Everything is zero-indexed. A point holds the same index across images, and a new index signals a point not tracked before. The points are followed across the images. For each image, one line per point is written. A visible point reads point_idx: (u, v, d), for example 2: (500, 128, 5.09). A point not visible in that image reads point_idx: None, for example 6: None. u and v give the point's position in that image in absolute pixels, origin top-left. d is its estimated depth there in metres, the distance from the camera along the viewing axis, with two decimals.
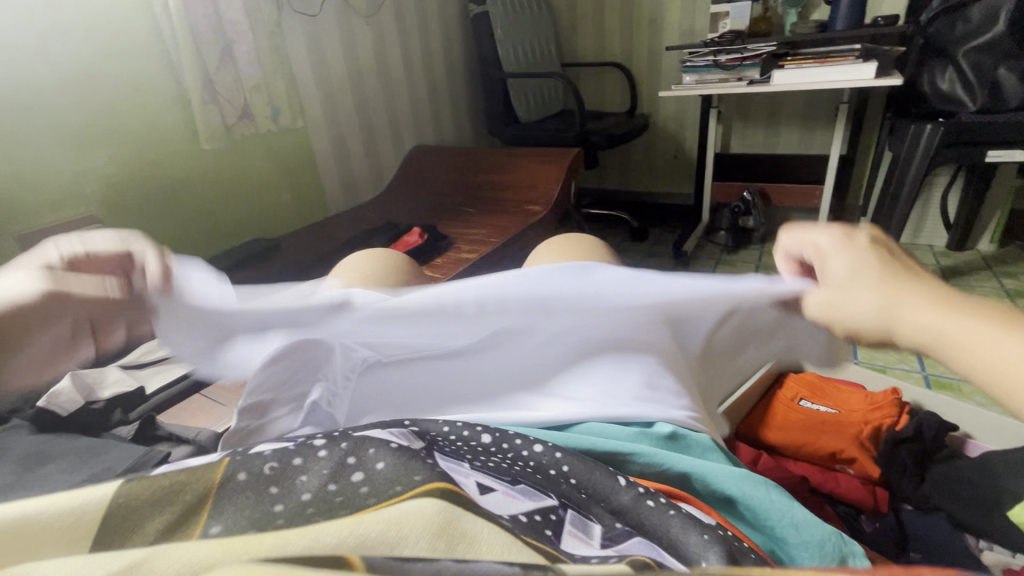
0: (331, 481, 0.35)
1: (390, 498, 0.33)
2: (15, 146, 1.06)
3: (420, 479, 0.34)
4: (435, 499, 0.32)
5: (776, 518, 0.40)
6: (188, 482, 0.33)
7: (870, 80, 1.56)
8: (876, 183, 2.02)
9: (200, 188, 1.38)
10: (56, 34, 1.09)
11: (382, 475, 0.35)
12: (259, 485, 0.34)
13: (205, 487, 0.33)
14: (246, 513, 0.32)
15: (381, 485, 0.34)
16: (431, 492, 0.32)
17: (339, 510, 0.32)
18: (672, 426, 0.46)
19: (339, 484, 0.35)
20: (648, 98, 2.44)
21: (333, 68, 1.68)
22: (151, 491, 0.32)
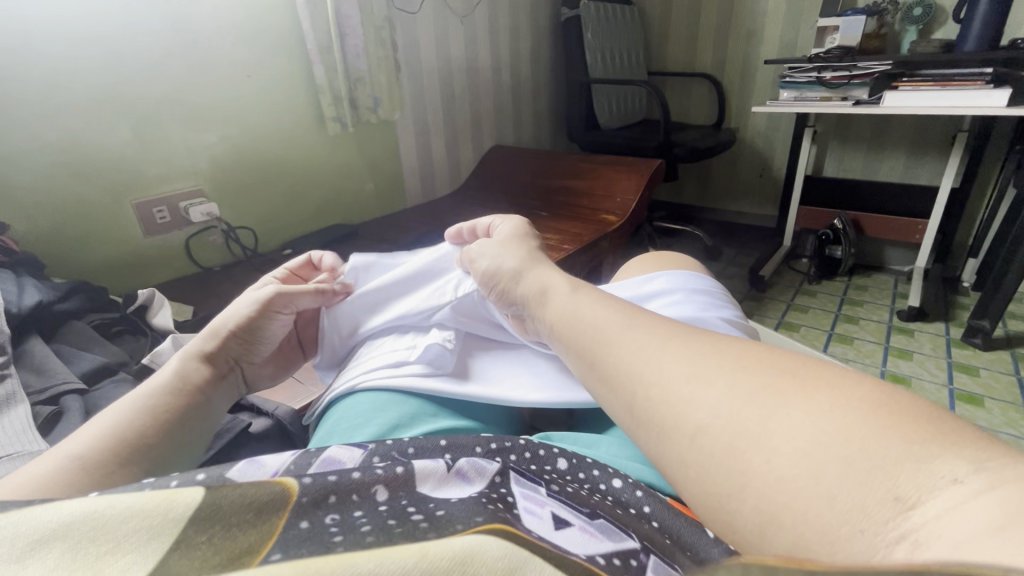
0: (390, 519, 0.33)
1: (450, 532, 0.32)
2: (144, 124, 1.16)
3: (479, 520, 0.33)
4: (499, 540, 0.30)
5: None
6: (255, 521, 0.31)
7: (1001, 109, 1.40)
8: (995, 223, 1.81)
9: (296, 173, 1.47)
10: (186, 21, 1.18)
11: (442, 517, 0.34)
12: (319, 531, 0.31)
13: (269, 528, 0.31)
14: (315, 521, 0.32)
15: (441, 523, 0.33)
16: (493, 533, 0.31)
17: (397, 534, 0.32)
18: None
19: (399, 520, 0.33)
20: (738, 112, 2.33)
21: (426, 64, 1.72)
22: (234, 513, 0.30)
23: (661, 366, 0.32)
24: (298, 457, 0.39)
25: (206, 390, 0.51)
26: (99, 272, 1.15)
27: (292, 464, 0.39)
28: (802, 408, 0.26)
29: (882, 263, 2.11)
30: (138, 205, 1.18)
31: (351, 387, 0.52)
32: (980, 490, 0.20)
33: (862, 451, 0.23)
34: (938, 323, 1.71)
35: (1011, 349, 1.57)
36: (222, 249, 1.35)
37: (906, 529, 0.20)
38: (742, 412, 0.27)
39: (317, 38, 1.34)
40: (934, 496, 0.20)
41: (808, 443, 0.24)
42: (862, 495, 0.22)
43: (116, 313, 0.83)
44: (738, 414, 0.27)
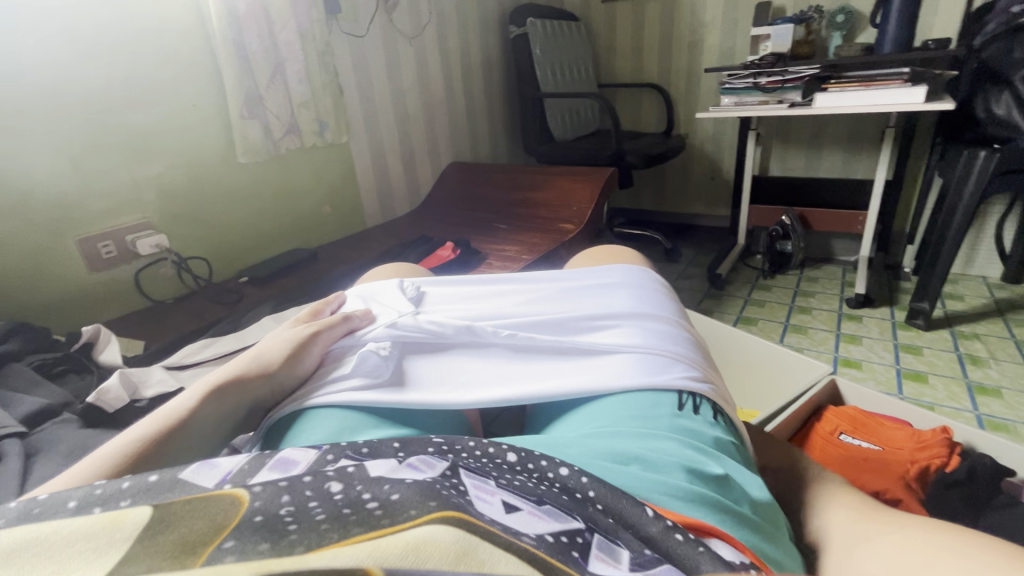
0: (345, 507, 0.33)
1: (402, 521, 0.32)
2: (84, 158, 1.14)
3: (430, 507, 0.33)
4: (449, 526, 0.31)
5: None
6: (208, 525, 0.30)
7: (919, 105, 1.51)
8: (926, 210, 1.93)
9: (247, 198, 1.45)
10: (120, 53, 1.17)
11: (396, 501, 0.34)
12: (276, 523, 0.31)
13: (222, 523, 0.31)
14: (268, 506, 0.33)
15: (394, 508, 0.33)
16: (445, 519, 0.32)
17: (354, 526, 0.31)
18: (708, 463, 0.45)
19: (353, 508, 0.33)
20: (685, 119, 2.42)
21: (376, 86, 1.74)
22: (187, 517, 0.30)
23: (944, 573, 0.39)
24: (256, 458, 0.39)
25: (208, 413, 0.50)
26: (43, 312, 1.11)
27: (246, 465, 0.38)
28: None
29: (830, 254, 2.22)
30: (81, 240, 1.15)
31: (290, 408, 0.52)
32: None
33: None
34: (883, 308, 1.80)
35: (949, 328, 1.67)
36: (173, 281, 1.32)
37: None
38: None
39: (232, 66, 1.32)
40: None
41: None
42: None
43: (59, 352, 0.80)
44: None
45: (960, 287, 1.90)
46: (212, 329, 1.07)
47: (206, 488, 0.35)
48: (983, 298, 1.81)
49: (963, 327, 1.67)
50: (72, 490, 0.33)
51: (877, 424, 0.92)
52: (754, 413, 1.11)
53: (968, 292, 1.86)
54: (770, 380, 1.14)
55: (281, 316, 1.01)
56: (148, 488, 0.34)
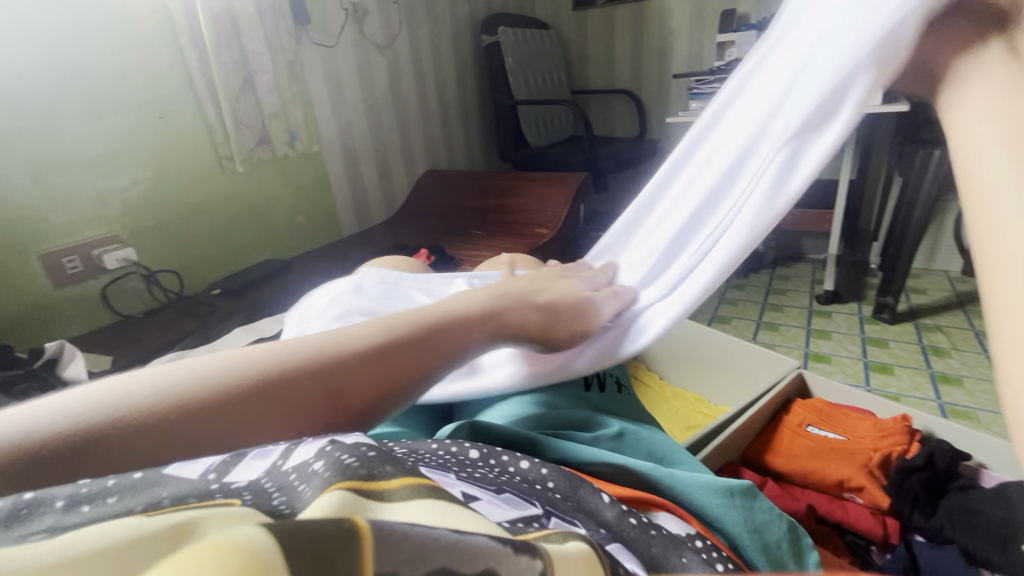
0: (331, 474, 0.29)
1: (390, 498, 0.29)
2: (46, 172, 1.12)
3: (388, 471, 0.30)
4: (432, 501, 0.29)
5: (740, 522, 0.43)
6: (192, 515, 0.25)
7: (876, 106, 1.57)
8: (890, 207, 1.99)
9: (218, 211, 1.44)
10: (82, 65, 1.16)
11: (373, 465, 0.30)
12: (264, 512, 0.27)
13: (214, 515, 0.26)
14: (257, 502, 0.29)
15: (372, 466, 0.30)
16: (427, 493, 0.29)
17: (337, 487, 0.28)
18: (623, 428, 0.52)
19: (336, 473, 0.29)
20: (658, 124, 2.47)
21: (349, 96, 1.74)
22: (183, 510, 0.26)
23: None
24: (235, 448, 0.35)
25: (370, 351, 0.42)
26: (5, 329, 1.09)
27: (229, 456, 0.33)
28: None
29: (800, 253, 2.28)
30: (43, 256, 1.13)
31: None
32: None
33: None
34: (851, 304, 1.86)
35: (913, 321, 1.73)
36: (143, 295, 1.30)
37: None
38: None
39: (203, 78, 1.32)
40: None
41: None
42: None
43: (22, 369, 0.79)
44: None
45: (924, 281, 1.97)
46: (183, 342, 1.06)
47: (191, 480, 0.30)
48: (945, 292, 1.88)
49: (926, 320, 1.73)
50: (56, 488, 0.28)
51: (842, 415, 0.95)
52: (727, 408, 1.14)
53: (931, 286, 1.92)
54: (742, 375, 1.17)
55: (254, 326, 1.00)
56: (132, 484, 0.29)
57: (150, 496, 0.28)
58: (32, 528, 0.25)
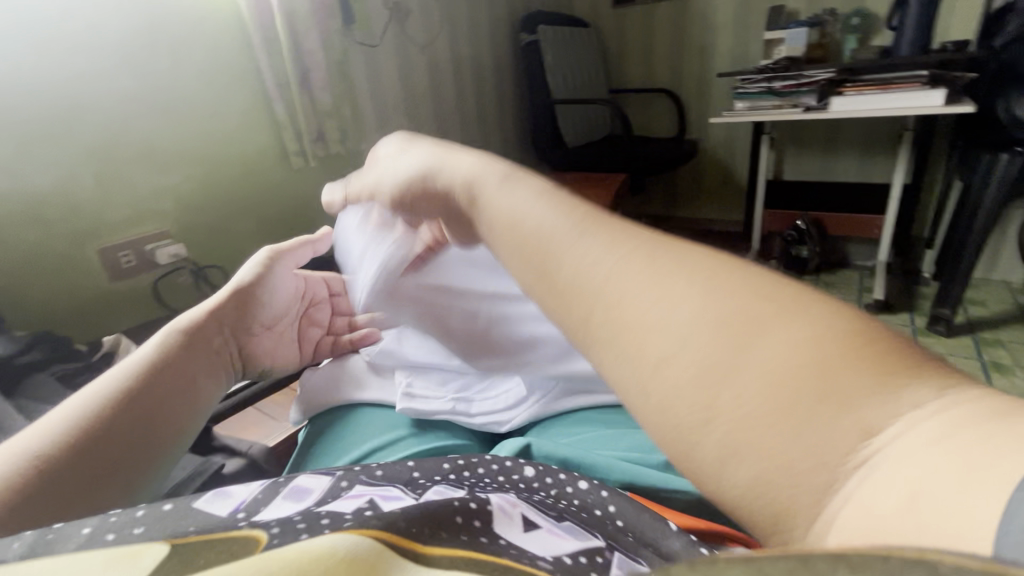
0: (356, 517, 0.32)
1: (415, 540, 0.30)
2: (105, 167, 1.15)
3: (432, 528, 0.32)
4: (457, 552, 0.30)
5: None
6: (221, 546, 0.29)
7: (939, 107, 1.49)
8: (946, 213, 1.89)
9: (265, 208, 1.47)
10: (143, 64, 1.19)
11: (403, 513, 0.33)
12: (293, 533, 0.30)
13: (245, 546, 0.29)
14: (284, 531, 0.30)
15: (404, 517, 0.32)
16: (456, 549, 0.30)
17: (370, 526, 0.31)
18: None
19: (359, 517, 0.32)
20: (698, 124, 2.41)
21: (391, 95, 1.75)
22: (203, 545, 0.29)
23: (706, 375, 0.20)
24: (266, 487, 0.39)
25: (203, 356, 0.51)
26: (64, 320, 1.13)
27: (259, 496, 0.37)
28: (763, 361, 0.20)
29: (846, 260, 2.19)
30: (102, 250, 1.17)
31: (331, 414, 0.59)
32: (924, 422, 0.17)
33: (888, 370, 0.18)
34: (903, 314, 1.77)
35: (972, 335, 1.64)
36: (192, 290, 1.33)
37: (849, 487, 0.17)
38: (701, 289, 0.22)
39: (269, 76, 1.36)
40: (895, 420, 0.18)
41: (821, 354, 0.19)
42: (816, 442, 0.18)
43: (82, 362, 0.81)
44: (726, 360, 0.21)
45: (982, 292, 1.86)
46: None
47: (219, 517, 0.34)
48: (1006, 304, 1.77)
49: (986, 334, 1.63)
50: (85, 518, 0.33)
51: None
52: None
53: (990, 298, 1.82)
54: None
55: None
56: (162, 516, 0.33)
57: (180, 527, 0.32)
58: (60, 552, 0.29)
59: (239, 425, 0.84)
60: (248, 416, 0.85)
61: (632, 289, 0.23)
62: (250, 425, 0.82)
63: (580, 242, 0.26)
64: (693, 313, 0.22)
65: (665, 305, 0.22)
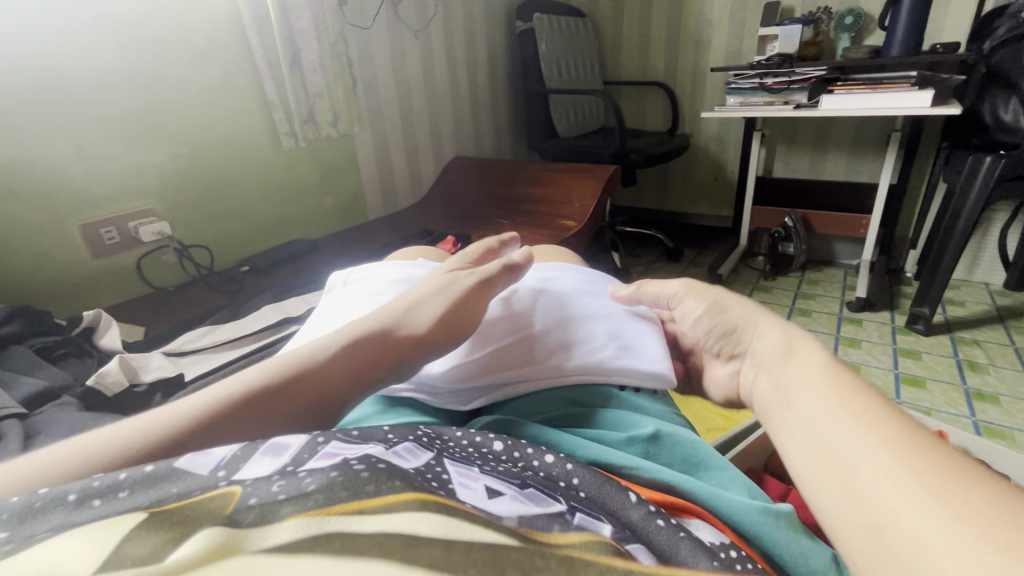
0: (333, 471, 0.32)
1: (380, 497, 0.31)
2: (90, 143, 1.14)
3: (395, 486, 0.32)
4: (423, 512, 0.30)
5: (784, 542, 0.40)
6: (201, 503, 0.30)
7: (926, 109, 1.51)
8: (930, 214, 1.92)
9: (251, 188, 1.46)
10: (131, 38, 1.18)
11: (381, 470, 0.33)
12: (260, 490, 0.31)
13: (221, 504, 0.30)
14: (259, 488, 0.31)
15: (381, 474, 0.32)
16: (418, 505, 0.30)
17: (341, 488, 0.31)
18: (657, 428, 0.48)
19: (339, 471, 0.32)
20: (691, 119, 2.41)
21: (381, 78, 1.74)
22: (179, 509, 0.30)
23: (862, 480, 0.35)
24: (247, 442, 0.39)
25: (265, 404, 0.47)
26: (44, 296, 1.12)
27: (240, 451, 0.37)
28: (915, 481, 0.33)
29: (831, 257, 2.21)
30: (84, 226, 1.15)
31: None
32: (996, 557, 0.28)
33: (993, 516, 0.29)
34: (883, 312, 1.80)
35: (950, 334, 1.67)
36: (176, 268, 1.33)
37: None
38: (922, 486, 0.33)
39: (262, 54, 1.36)
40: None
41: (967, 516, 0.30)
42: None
43: (60, 336, 0.81)
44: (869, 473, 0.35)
45: (961, 292, 1.90)
46: (212, 316, 1.08)
47: (202, 475, 0.34)
48: (984, 305, 1.81)
49: (963, 333, 1.67)
50: (70, 483, 0.33)
51: None
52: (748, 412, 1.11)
53: (969, 298, 1.85)
54: None
55: (281, 305, 1.01)
56: (145, 478, 0.34)
57: (163, 490, 0.33)
58: (48, 523, 0.30)
59: None
60: None
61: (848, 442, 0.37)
62: None
63: (840, 429, 0.38)
64: (900, 488, 0.33)
65: (862, 465, 0.36)
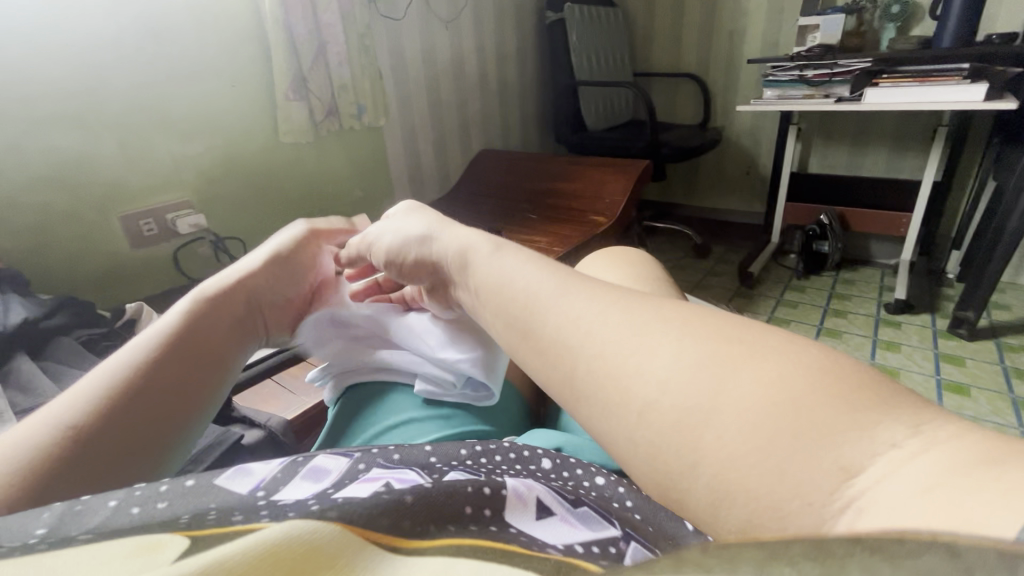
0: (382, 497, 0.32)
1: (419, 535, 0.30)
2: (129, 135, 1.16)
3: (435, 526, 0.31)
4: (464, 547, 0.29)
5: None
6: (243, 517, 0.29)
7: (978, 103, 1.43)
8: (977, 212, 1.84)
9: (284, 180, 1.46)
10: (167, 31, 1.18)
11: (426, 496, 0.33)
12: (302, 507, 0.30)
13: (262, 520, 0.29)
14: (298, 505, 0.31)
15: (424, 504, 0.32)
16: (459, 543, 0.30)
17: (380, 518, 0.30)
18: None
19: (384, 496, 0.32)
20: (723, 112, 2.35)
21: (411, 71, 1.73)
22: (217, 532, 0.28)
23: (674, 389, 0.24)
24: (291, 461, 0.38)
25: (184, 378, 0.47)
26: (87, 286, 1.14)
27: (280, 474, 0.37)
28: (745, 374, 0.23)
29: (868, 256, 2.14)
30: (124, 217, 1.17)
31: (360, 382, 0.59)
32: (914, 456, 0.19)
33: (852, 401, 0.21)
34: (924, 315, 1.74)
35: (995, 339, 1.60)
36: (210, 260, 1.34)
37: (853, 514, 0.18)
38: (709, 343, 0.25)
39: None
40: (875, 460, 0.19)
41: (821, 404, 0.21)
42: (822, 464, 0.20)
43: (105, 327, 0.82)
44: (675, 382, 0.24)
45: (1008, 296, 1.81)
46: None
47: (240, 494, 0.34)
48: None
49: (1010, 338, 1.60)
50: (111, 490, 0.33)
51: None
52: None
53: (1016, 302, 1.77)
54: None
55: None
56: (184, 492, 0.33)
57: (201, 504, 0.32)
58: (89, 524, 0.30)
59: (257, 395, 0.85)
60: (267, 389, 0.86)
61: (648, 350, 0.26)
62: (269, 397, 0.83)
63: (628, 336, 0.27)
64: (732, 391, 0.23)
65: (673, 369, 0.24)
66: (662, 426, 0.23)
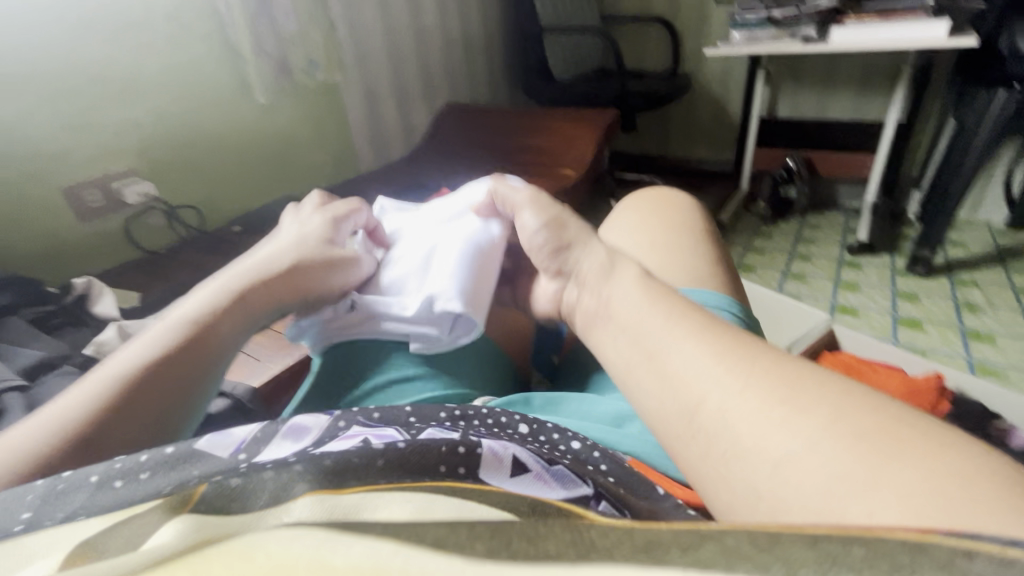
0: (355, 455, 0.31)
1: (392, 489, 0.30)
2: (60, 100, 1.08)
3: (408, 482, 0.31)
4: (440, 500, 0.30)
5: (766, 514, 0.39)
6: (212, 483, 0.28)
7: (940, 40, 1.43)
8: (938, 152, 1.87)
9: (235, 144, 1.40)
10: None
11: (400, 454, 0.33)
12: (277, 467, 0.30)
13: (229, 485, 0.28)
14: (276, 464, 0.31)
15: (395, 462, 0.32)
16: (436, 495, 0.30)
17: (351, 478, 0.30)
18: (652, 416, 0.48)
19: (359, 453, 0.32)
20: (693, 57, 2.30)
21: (365, 21, 1.63)
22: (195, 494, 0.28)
23: (769, 439, 0.28)
24: (269, 424, 0.38)
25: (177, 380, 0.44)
26: (33, 263, 1.10)
27: (259, 434, 0.37)
28: (855, 447, 0.26)
29: (834, 200, 2.18)
30: (67, 189, 1.12)
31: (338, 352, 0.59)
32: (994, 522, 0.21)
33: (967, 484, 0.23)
34: (884, 256, 1.79)
35: (950, 275, 1.67)
36: (165, 231, 1.29)
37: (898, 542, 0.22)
38: (829, 412, 0.27)
39: None
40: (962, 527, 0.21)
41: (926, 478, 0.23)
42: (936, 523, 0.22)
43: (54, 305, 0.79)
44: (772, 430, 0.28)
45: (963, 234, 1.88)
46: None
47: (222, 458, 0.34)
48: (985, 245, 1.79)
49: (963, 275, 1.66)
50: (93, 465, 0.33)
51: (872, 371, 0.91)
52: None
53: (971, 239, 1.84)
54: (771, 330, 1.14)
55: None
56: (165, 460, 0.33)
57: (184, 472, 0.32)
58: (71, 506, 0.30)
59: None
60: None
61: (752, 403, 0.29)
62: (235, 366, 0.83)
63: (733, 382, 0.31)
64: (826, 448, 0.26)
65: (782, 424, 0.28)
66: (759, 469, 0.27)
